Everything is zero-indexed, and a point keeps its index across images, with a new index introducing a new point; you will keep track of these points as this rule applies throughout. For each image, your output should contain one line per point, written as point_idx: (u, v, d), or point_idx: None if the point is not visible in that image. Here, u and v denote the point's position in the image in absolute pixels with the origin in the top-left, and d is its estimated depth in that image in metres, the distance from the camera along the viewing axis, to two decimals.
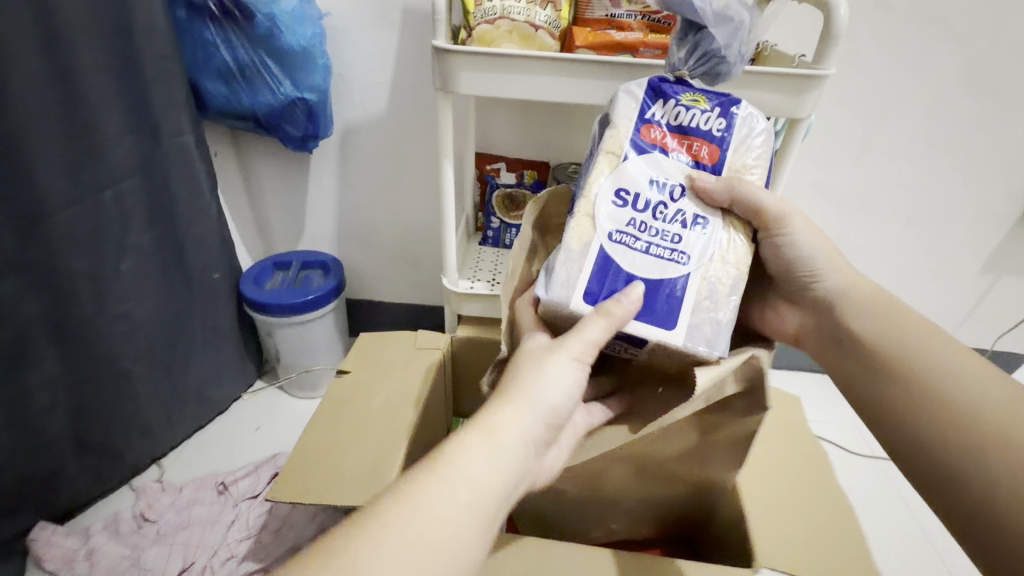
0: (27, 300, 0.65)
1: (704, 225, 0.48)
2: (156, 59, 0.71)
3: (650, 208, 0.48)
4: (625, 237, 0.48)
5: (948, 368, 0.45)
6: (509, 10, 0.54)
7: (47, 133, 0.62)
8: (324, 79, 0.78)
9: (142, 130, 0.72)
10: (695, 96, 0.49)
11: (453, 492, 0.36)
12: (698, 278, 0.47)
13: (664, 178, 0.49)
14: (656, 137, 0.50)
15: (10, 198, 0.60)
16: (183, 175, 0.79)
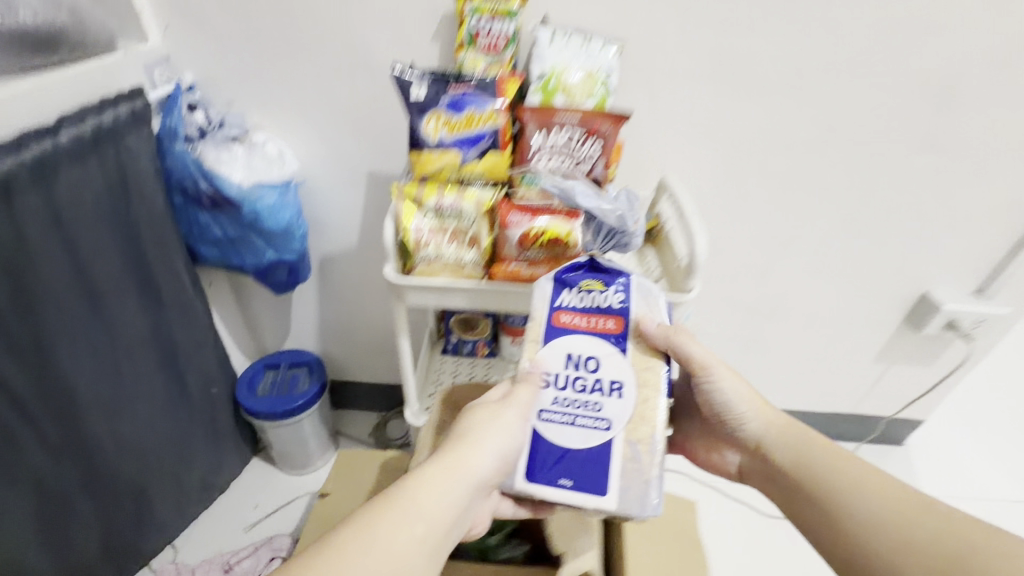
0: (68, 469, 0.77)
1: (620, 390, 0.57)
2: (159, 245, 0.83)
3: (570, 384, 0.58)
4: (557, 415, 0.57)
5: (872, 494, 0.53)
6: (442, 255, 0.68)
7: (83, 346, 0.74)
8: (301, 244, 0.92)
9: (151, 303, 0.84)
10: (593, 281, 0.60)
11: (401, 511, 0.49)
12: (623, 444, 0.56)
13: (578, 354, 0.58)
14: (567, 319, 0.60)
15: (54, 395, 0.72)
16: (185, 324, 0.93)
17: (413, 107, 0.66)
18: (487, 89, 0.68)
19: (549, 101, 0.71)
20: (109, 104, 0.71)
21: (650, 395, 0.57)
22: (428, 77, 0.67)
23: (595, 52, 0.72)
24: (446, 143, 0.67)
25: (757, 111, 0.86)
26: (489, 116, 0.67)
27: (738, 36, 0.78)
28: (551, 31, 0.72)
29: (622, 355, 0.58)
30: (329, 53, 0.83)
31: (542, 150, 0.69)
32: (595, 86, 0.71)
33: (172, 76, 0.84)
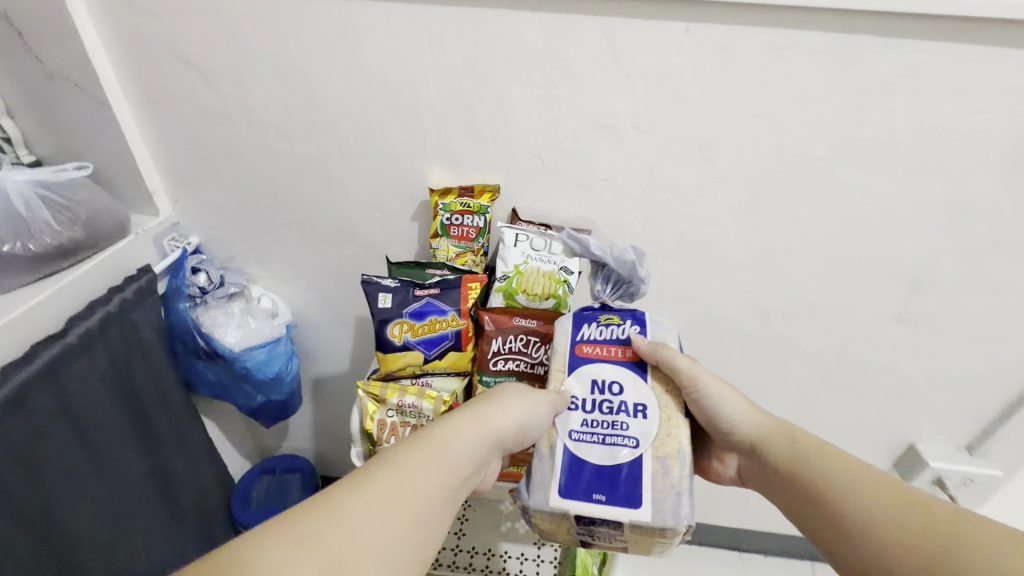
0: None
1: (643, 411, 0.62)
2: (156, 393, 0.91)
3: (596, 407, 0.63)
4: (586, 435, 0.62)
5: (861, 489, 0.53)
6: None
7: (86, 508, 0.81)
8: (290, 387, 0.98)
9: (147, 447, 0.91)
10: (611, 317, 0.67)
11: (447, 456, 0.53)
12: (652, 458, 0.60)
13: (602, 380, 0.64)
14: (591, 351, 0.66)
15: (60, 557, 0.77)
16: (184, 454, 1.00)
17: (380, 313, 0.71)
18: (450, 294, 0.73)
19: (511, 299, 0.76)
20: (115, 291, 0.79)
21: (672, 415, 0.63)
22: (396, 282, 0.73)
23: (558, 250, 0.75)
24: (411, 344, 0.72)
25: (728, 285, 0.87)
26: (451, 320, 0.72)
27: (704, 227, 0.80)
28: (516, 232, 0.75)
29: (642, 382, 0.63)
30: (318, 223, 0.89)
31: (501, 352, 0.71)
32: (556, 286, 0.74)
33: (185, 239, 0.93)
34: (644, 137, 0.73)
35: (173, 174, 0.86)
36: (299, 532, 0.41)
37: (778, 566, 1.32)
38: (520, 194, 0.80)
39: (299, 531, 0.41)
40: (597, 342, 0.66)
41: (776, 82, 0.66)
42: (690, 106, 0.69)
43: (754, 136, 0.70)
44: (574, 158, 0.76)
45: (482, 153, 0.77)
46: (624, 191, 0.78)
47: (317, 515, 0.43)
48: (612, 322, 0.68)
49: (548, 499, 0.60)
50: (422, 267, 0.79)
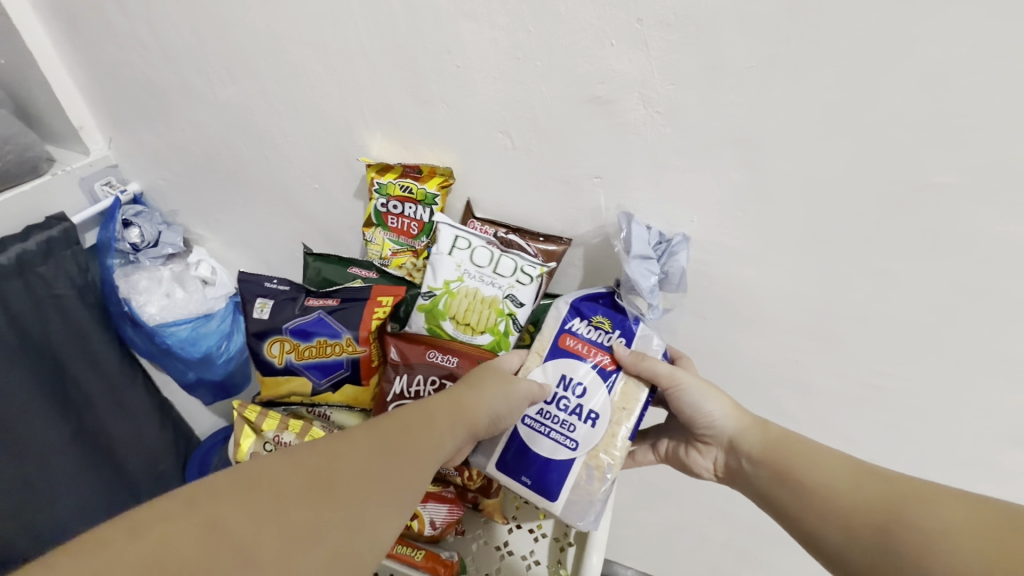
0: None
1: (595, 419, 0.53)
2: (80, 354, 0.81)
3: (555, 401, 0.54)
4: (533, 423, 0.55)
5: (815, 469, 0.46)
6: None
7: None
8: (226, 367, 0.86)
9: (68, 409, 0.83)
10: (602, 320, 0.54)
11: (423, 429, 0.41)
12: (581, 462, 0.53)
13: (571, 377, 0.54)
14: (569, 345, 0.54)
15: None
16: (123, 419, 0.93)
17: (260, 326, 0.61)
18: (349, 312, 0.60)
19: (436, 323, 0.61)
20: (12, 241, 0.68)
21: (619, 430, 0.53)
22: (284, 288, 0.63)
23: (505, 272, 0.59)
24: (295, 368, 0.61)
25: (763, 348, 0.60)
26: (345, 344, 0.61)
27: (736, 264, 0.54)
28: (456, 233, 0.58)
29: (606, 391, 0.53)
30: (251, 186, 0.72)
31: (403, 395, 0.60)
32: (495, 318, 0.59)
33: (123, 184, 0.80)
34: (657, 121, 0.48)
35: (101, 110, 0.74)
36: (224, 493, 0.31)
37: None
38: (480, 182, 0.58)
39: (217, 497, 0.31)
40: (579, 338, 0.54)
41: (889, 46, 0.38)
42: (733, 77, 0.43)
43: (834, 137, 0.43)
44: (553, 141, 0.52)
45: (431, 119, 0.55)
46: (623, 196, 0.53)
47: (240, 482, 0.32)
48: (603, 326, 0.55)
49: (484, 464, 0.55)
50: (345, 265, 0.67)
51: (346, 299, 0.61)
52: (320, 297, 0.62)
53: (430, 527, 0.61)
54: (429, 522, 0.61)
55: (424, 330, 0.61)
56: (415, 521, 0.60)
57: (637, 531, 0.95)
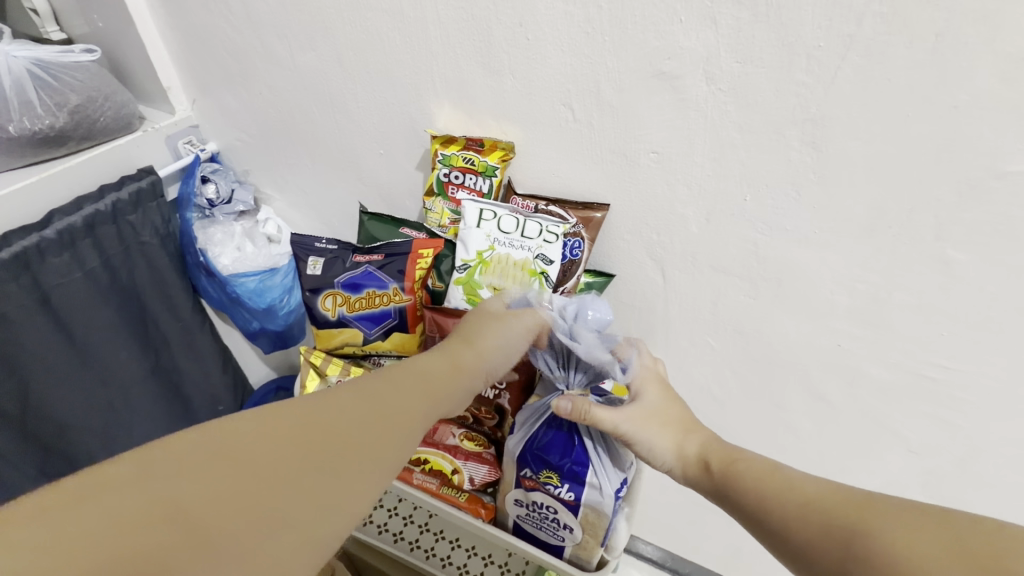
0: (50, 479, 0.87)
1: (570, 530, 0.53)
2: (157, 297, 0.89)
3: (534, 510, 0.54)
4: (527, 520, 0.56)
5: (781, 487, 0.42)
6: None
7: (69, 392, 0.83)
8: (286, 320, 0.92)
9: (147, 345, 0.91)
10: (550, 469, 0.50)
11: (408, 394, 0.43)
12: (570, 553, 0.55)
13: (538, 504, 0.53)
14: (528, 482, 0.52)
15: (39, 422, 0.81)
16: (193, 360, 1.01)
17: (312, 280, 0.60)
18: (396, 264, 0.58)
19: (473, 292, 0.60)
20: (108, 189, 0.75)
21: (593, 539, 0.52)
22: (334, 244, 0.60)
23: (532, 234, 0.58)
24: (347, 320, 0.59)
25: (813, 332, 0.61)
26: (393, 295, 0.59)
27: (793, 244, 0.55)
28: (479, 206, 0.58)
29: (573, 516, 0.51)
30: (322, 150, 0.77)
31: None
32: (528, 281, 0.58)
33: (202, 143, 0.87)
34: (720, 97, 0.49)
35: (187, 71, 0.79)
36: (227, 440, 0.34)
37: None
38: (541, 153, 0.60)
39: (226, 448, 0.33)
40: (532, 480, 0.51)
41: (970, 27, 0.38)
42: (802, 56, 0.44)
43: (906, 118, 0.43)
44: (615, 115, 0.54)
45: (499, 90, 0.58)
46: (681, 173, 0.55)
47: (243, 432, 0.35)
48: (552, 477, 0.51)
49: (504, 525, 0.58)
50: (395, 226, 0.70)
51: (390, 252, 0.59)
52: (367, 252, 0.59)
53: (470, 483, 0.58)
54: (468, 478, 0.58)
55: (463, 302, 0.60)
56: (455, 476, 0.58)
57: (663, 507, 0.97)
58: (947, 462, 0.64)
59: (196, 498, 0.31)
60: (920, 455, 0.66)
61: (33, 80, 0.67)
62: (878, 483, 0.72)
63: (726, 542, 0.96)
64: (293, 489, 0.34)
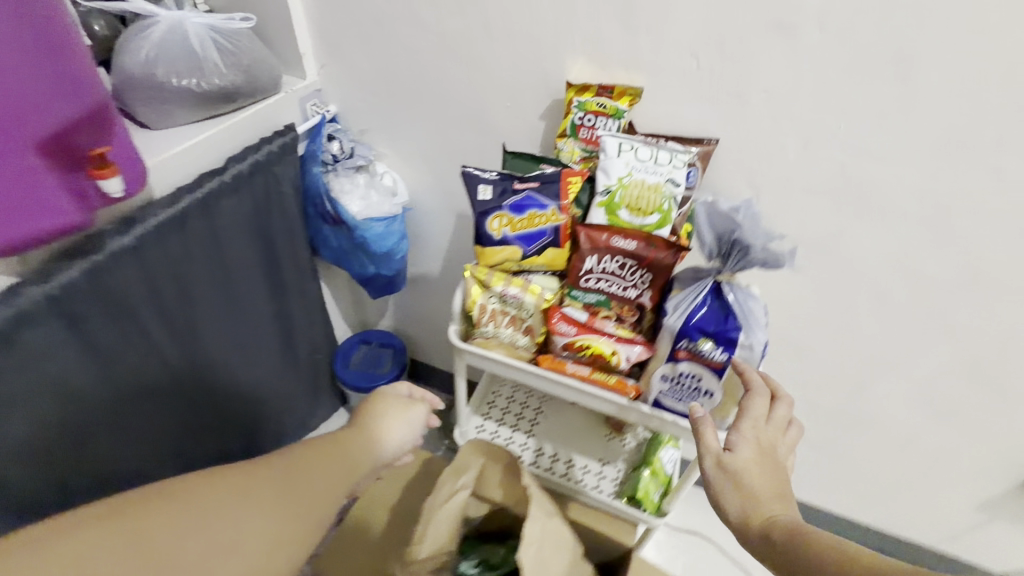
0: (203, 415, 0.98)
1: (710, 394, 0.66)
2: (286, 245, 1.00)
3: (680, 381, 0.67)
4: (669, 394, 0.69)
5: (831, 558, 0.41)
6: (498, 335, 0.75)
7: (221, 329, 0.93)
8: (400, 263, 1.04)
9: (274, 289, 1.03)
10: (703, 339, 0.62)
11: (327, 459, 0.55)
12: (705, 414, 0.69)
13: (685, 374, 0.66)
14: (679, 354, 0.64)
15: (200, 359, 0.91)
16: (301, 306, 1.13)
17: (480, 206, 0.72)
18: (551, 189, 0.71)
19: (612, 214, 0.72)
20: (264, 143, 0.85)
21: (730, 398, 0.66)
22: (496, 175, 0.72)
23: (663, 163, 0.71)
24: (509, 239, 0.71)
25: (886, 240, 0.75)
26: (551, 215, 0.71)
27: (877, 164, 0.69)
28: (619, 140, 0.71)
29: (717, 379, 0.64)
30: (448, 107, 0.89)
31: (593, 272, 0.71)
32: (660, 202, 0.71)
33: (324, 106, 0.97)
34: (830, 42, 0.62)
35: (322, 39, 0.89)
36: (194, 491, 0.45)
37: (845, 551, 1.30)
38: (663, 97, 0.73)
39: (189, 493, 0.45)
40: (683, 349, 0.64)
41: None
42: (901, 7, 0.57)
43: (979, 53, 0.58)
44: (735, 61, 0.67)
45: (632, 44, 0.70)
46: (787, 107, 0.68)
47: (200, 486, 0.46)
48: (704, 346, 0.62)
49: (645, 401, 0.71)
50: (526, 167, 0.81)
51: (544, 180, 0.72)
52: (524, 180, 0.72)
53: (625, 363, 0.69)
54: (625, 358, 0.69)
55: (604, 222, 0.72)
56: (614, 356, 0.69)
57: None
58: (982, 343, 0.82)
59: (162, 536, 0.42)
60: (961, 340, 0.82)
61: (213, 44, 0.77)
62: (921, 369, 0.89)
63: None
64: (254, 523, 0.46)
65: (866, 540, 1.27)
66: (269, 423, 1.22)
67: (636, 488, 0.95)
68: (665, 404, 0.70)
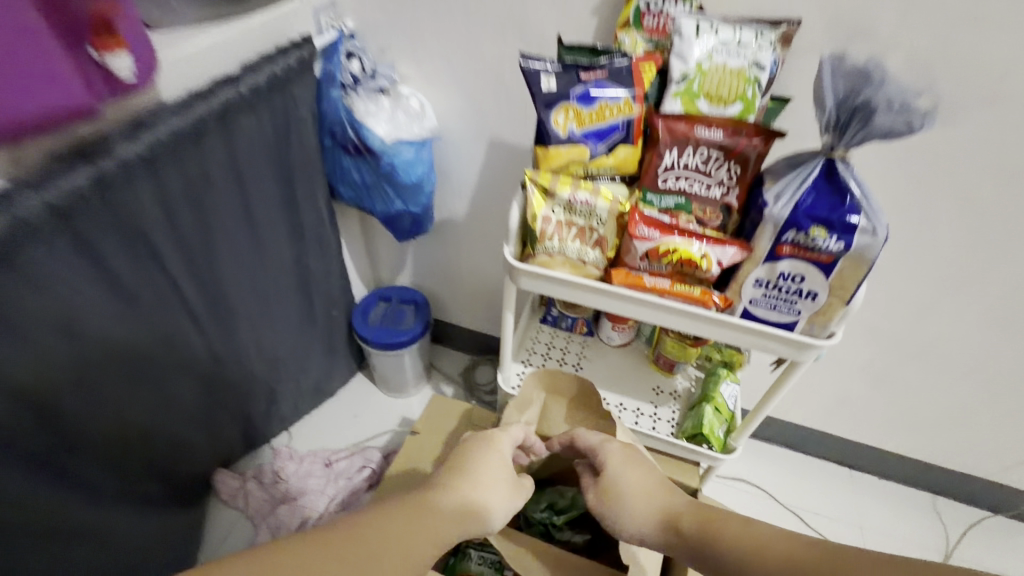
0: (213, 369, 0.90)
1: (814, 296, 0.59)
2: (304, 179, 0.91)
3: (778, 284, 0.60)
4: (761, 302, 0.62)
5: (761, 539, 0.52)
6: (564, 250, 0.66)
7: (240, 271, 0.85)
8: (427, 197, 0.97)
9: (293, 233, 0.94)
10: (816, 230, 0.55)
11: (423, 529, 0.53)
12: (803, 322, 0.62)
13: (785, 275, 0.59)
14: (781, 251, 0.58)
15: (214, 304, 0.83)
16: (318, 255, 1.04)
17: (543, 99, 0.63)
18: (623, 77, 0.63)
19: (689, 105, 0.64)
20: (279, 55, 0.76)
21: (836, 302, 0.59)
22: (557, 64, 0.63)
23: (746, 44, 0.63)
24: (576, 136, 0.64)
25: (983, 127, 0.70)
26: (623, 107, 0.63)
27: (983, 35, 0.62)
28: (697, 19, 0.63)
29: (824, 277, 0.57)
30: (485, 12, 0.79)
31: (672, 169, 0.63)
32: (744, 88, 0.63)
33: (338, 20, 0.87)
34: None
35: None
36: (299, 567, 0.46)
37: (894, 489, 1.27)
38: None
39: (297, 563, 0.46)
40: (785, 245, 0.57)
41: None
42: None
43: None
44: None
45: None
46: None
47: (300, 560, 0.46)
48: (815, 238, 0.55)
49: (733, 313, 0.64)
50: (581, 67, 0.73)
51: (613, 68, 0.63)
52: (590, 70, 0.63)
53: (717, 268, 0.62)
54: (716, 262, 0.61)
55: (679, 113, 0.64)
56: (704, 261, 0.61)
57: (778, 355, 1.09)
58: None
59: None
60: None
61: None
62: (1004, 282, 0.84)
63: (830, 376, 1.10)
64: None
65: (912, 476, 1.25)
66: (284, 386, 1.14)
67: (702, 425, 0.88)
68: (757, 316, 0.63)
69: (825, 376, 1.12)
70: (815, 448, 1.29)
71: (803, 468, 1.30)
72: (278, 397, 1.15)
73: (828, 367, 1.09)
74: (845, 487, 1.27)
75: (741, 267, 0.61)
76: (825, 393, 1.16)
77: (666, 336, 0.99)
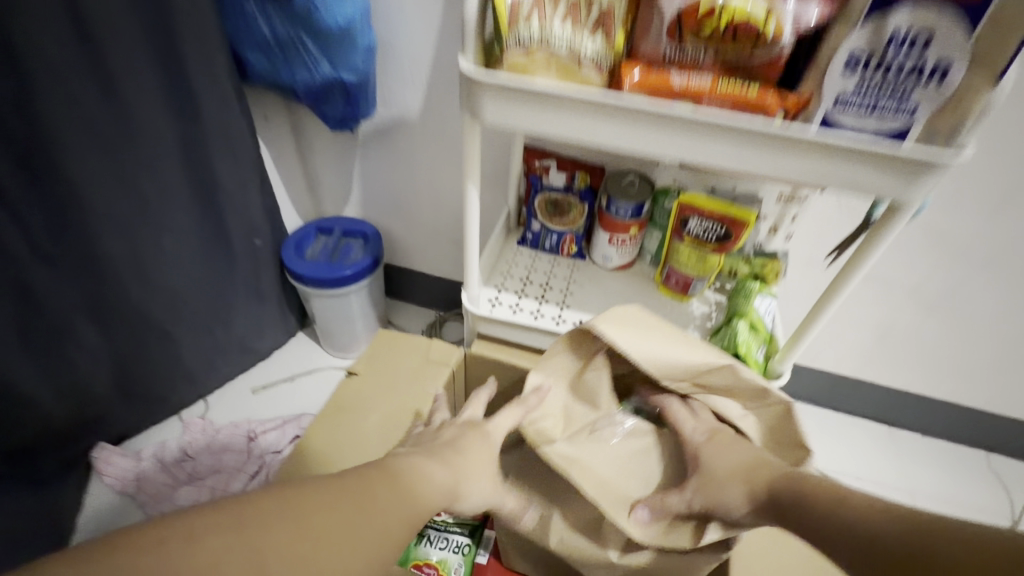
0: (54, 279, 0.66)
1: (944, 75, 0.38)
2: (190, 29, 0.65)
3: (886, 59, 0.39)
4: (855, 101, 0.41)
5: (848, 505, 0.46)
6: (549, 39, 0.45)
7: (73, 122, 0.59)
8: (366, 60, 0.71)
9: (176, 105, 0.69)
10: None
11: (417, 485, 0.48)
12: (919, 130, 0.41)
13: (901, 38, 0.38)
14: None
15: (38, 180, 0.60)
16: (223, 153, 0.77)
17: None
18: None
19: None
20: None
21: (979, 83, 0.38)
22: None
23: None
24: None
25: None
26: None
27: None
28: None
29: (965, 31, 0.36)
30: None
31: None
32: None
33: None
34: None
35: None
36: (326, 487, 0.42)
37: (942, 448, 1.07)
38: None
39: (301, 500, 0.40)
40: None
41: None
42: None
43: None
44: None
45: None
46: None
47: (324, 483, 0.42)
48: None
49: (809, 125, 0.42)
50: None
51: None
52: None
53: (792, 32, 0.41)
54: (791, 22, 0.41)
55: None
56: (771, 23, 0.41)
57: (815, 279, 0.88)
58: None
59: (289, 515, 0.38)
60: None
61: None
62: None
63: (875, 300, 0.91)
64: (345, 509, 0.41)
65: (965, 430, 1.05)
66: (190, 334, 0.87)
67: (736, 344, 0.68)
68: (843, 128, 0.42)
69: (867, 304, 0.92)
70: (848, 403, 1.09)
71: (835, 428, 1.09)
72: (184, 349, 0.88)
73: (875, 291, 0.89)
74: (886, 447, 1.06)
75: (825, 35, 0.42)
76: (867, 325, 0.95)
77: (679, 245, 0.77)
